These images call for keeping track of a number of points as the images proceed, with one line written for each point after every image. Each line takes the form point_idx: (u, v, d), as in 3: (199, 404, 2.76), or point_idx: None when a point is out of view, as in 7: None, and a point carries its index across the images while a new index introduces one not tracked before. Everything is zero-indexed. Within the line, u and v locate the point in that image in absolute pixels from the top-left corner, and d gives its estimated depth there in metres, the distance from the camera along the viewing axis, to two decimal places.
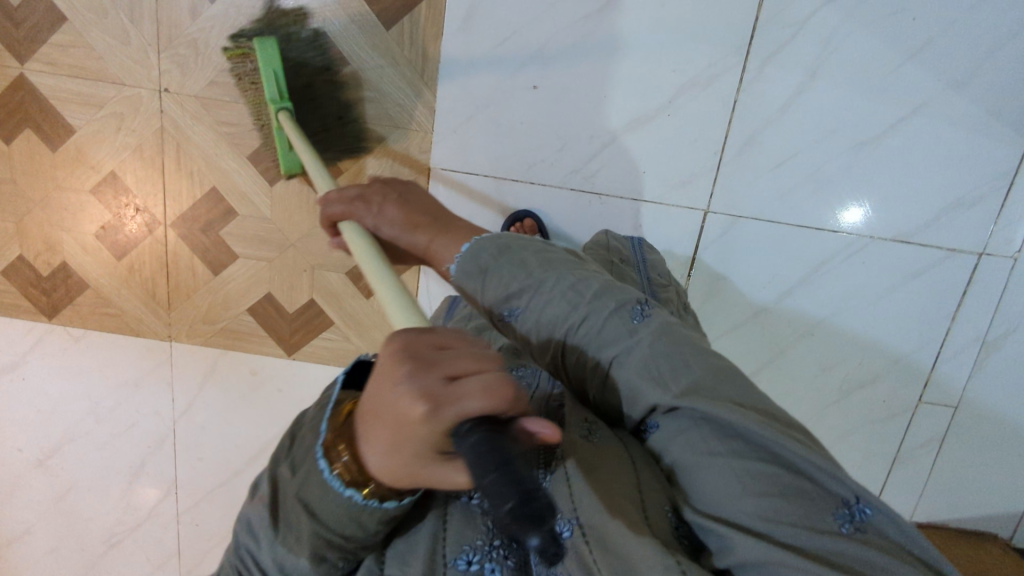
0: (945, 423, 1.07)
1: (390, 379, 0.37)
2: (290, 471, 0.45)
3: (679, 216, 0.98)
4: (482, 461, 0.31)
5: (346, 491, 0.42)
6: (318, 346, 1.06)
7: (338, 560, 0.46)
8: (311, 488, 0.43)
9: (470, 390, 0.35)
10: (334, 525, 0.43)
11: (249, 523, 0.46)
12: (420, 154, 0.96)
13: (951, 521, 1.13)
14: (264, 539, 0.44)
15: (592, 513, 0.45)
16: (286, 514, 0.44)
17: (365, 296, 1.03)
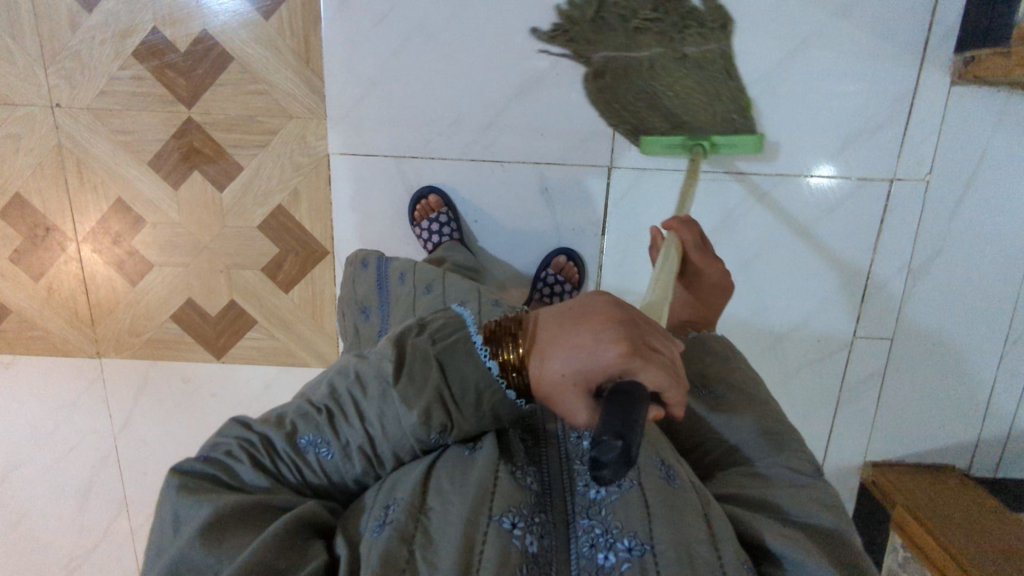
0: (884, 357, 1.06)
1: (605, 323, 0.44)
2: (426, 336, 0.49)
3: (585, 176, 0.97)
4: (626, 402, 0.37)
5: (488, 365, 0.48)
6: (246, 346, 1.06)
7: (431, 431, 0.48)
8: (456, 358, 0.48)
9: (657, 364, 0.42)
10: (457, 393, 0.48)
11: (359, 374, 0.49)
12: (317, 141, 0.95)
13: (906, 458, 1.11)
14: (380, 384, 0.48)
15: (671, 547, 0.42)
16: (409, 368, 0.48)
17: (284, 291, 1.03)
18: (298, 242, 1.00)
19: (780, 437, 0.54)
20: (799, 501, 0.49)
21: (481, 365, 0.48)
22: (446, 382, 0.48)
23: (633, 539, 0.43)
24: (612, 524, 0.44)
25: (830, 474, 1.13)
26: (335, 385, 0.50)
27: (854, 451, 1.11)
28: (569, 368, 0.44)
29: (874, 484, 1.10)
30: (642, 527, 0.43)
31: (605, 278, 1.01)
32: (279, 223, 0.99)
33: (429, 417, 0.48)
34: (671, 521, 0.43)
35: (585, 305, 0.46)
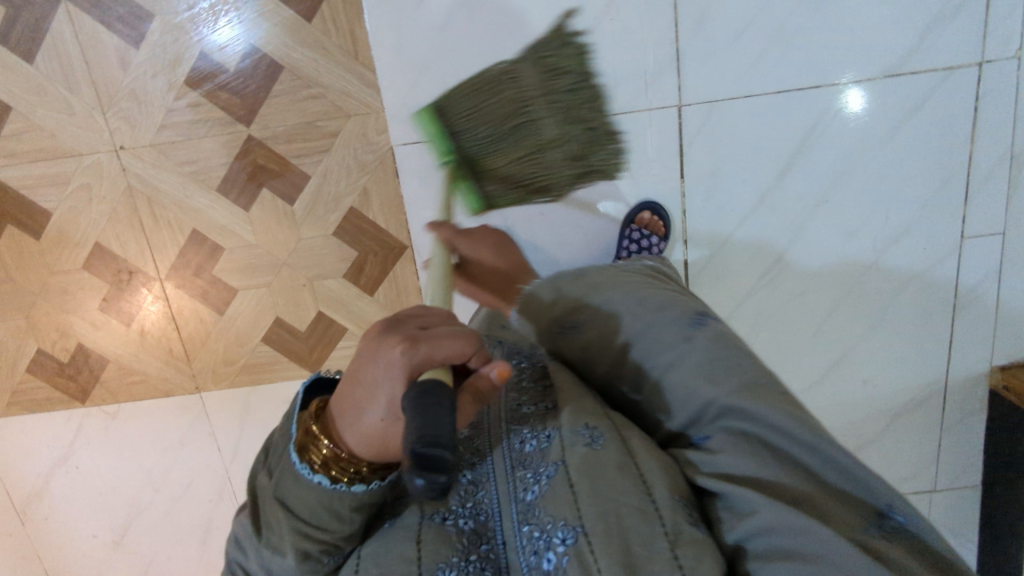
0: (998, 252, 1.00)
1: (379, 342, 0.44)
2: (265, 472, 0.47)
3: (654, 119, 0.93)
4: (423, 405, 0.37)
5: (315, 479, 0.44)
6: (339, 356, 1.05)
7: (320, 559, 0.46)
8: (286, 483, 0.45)
9: (437, 338, 0.44)
10: (308, 517, 0.45)
11: (235, 538, 0.48)
12: (377, 135, 0.94)
13: None
14: (249, 541, 0.46)
15: (598, 522, 0.44)
16: (264, 517, 0.46)
17: (369, 293, 1.02)
18: (375, 241, 0.99)
19: (654, 333, 0.60)
20: (723, 393, 0.52)
21: (312, 484, 0.44)
22: (291, 513, 0.45)
23: (565, 530, 0.45)
24: (546, 522, 0.46)
25: (957, 388, 1.07)
26: (229, 557, 0.49)
27: (980, 358, 1.06)
28: (382, 400, 0.42)
29: (1008, 390, 1.04)
30: (569, 512, 0.45)
31: (691, 220, 0.98)
32: (354, 226, 0.98)
33: (306, 551, 0.45)
34: (596, 495, 0.46)
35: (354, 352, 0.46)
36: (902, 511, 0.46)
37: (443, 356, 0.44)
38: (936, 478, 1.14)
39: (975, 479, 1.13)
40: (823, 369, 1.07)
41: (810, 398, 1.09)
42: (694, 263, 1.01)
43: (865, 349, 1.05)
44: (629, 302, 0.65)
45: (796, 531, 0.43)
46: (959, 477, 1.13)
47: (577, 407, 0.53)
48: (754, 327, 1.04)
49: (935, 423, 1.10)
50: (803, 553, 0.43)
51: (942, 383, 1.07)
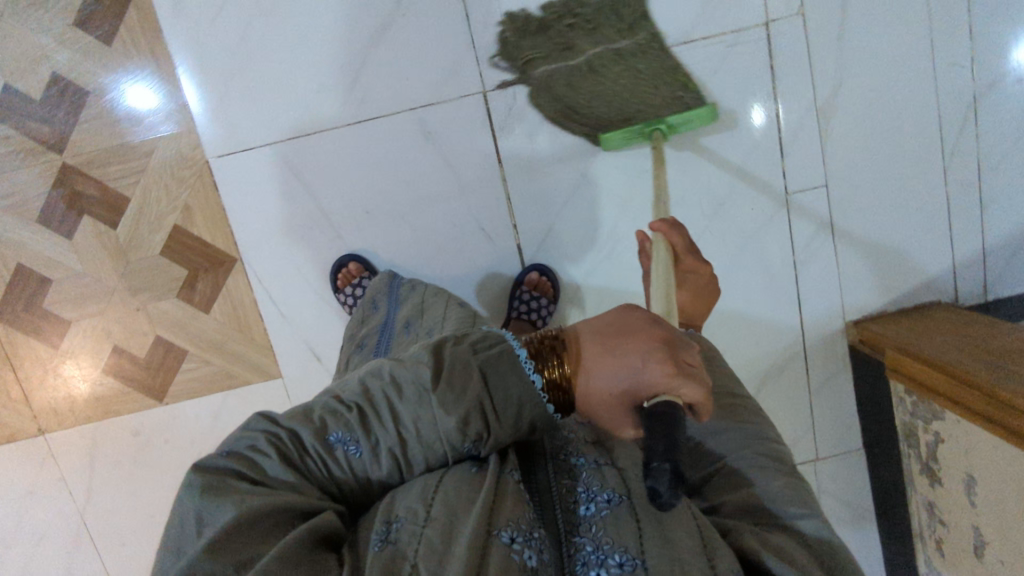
0: (825, 205, 1.01)
1: (643, 325, 0.52)
2: (465, 346, 0.53)
3: (461, 108, 0.95)
4: (666, 417, 0.46)
5: (533, 378, 0.52)
6: (184, 379, 1.03)
7: (465, 439, 0.51)
8: (500, 369, 0.52)
9: (698, 380, 0.49)
10: (500, 402, 0.52)
11: (395, 377, 0.52)
12: (192, 150, 0.95)
13: (883, 307, 1.05)
14: (419, 387, 0.51)
15: (662, 559, 0.45)
16: (451, 375, 0.51)
17: (204, 311, 1.01)
18: (202, 256, 0.99)
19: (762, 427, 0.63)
20: (775, 483, 0.56)
21: (528, 378, 0.52)
22: (487, 392, 0.51)
23: (624, 555, 0.45)
24: (603, 542, 0.47)
25: (816, 348, 1.07)
26: (366, 388, 0.53)
27: (831, 315, 1.05)
28: (625, 373, 0.50)
29: (863, 343, 1.04)
30: (631, 542, 0.46)
31: (516, 206, 0.99)
32: (179, 244, 0.98)
33: (467, 422, 0.51)
34: (662, 535, 0.47)
35: (625, 320, 0.53)
36: None
37: (688, 398, 0.49)
38: (816, 445, 1.11)
39: (855, 443, 1.11)
40: None
41: None
42: (531, 246, 1.01)
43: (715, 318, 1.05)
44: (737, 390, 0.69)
45: None
46: (839, 442, 1.11)
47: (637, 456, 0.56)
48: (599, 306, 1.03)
49: (802, 388, 1.08)
50: None
51: (799, 344, 1.06)
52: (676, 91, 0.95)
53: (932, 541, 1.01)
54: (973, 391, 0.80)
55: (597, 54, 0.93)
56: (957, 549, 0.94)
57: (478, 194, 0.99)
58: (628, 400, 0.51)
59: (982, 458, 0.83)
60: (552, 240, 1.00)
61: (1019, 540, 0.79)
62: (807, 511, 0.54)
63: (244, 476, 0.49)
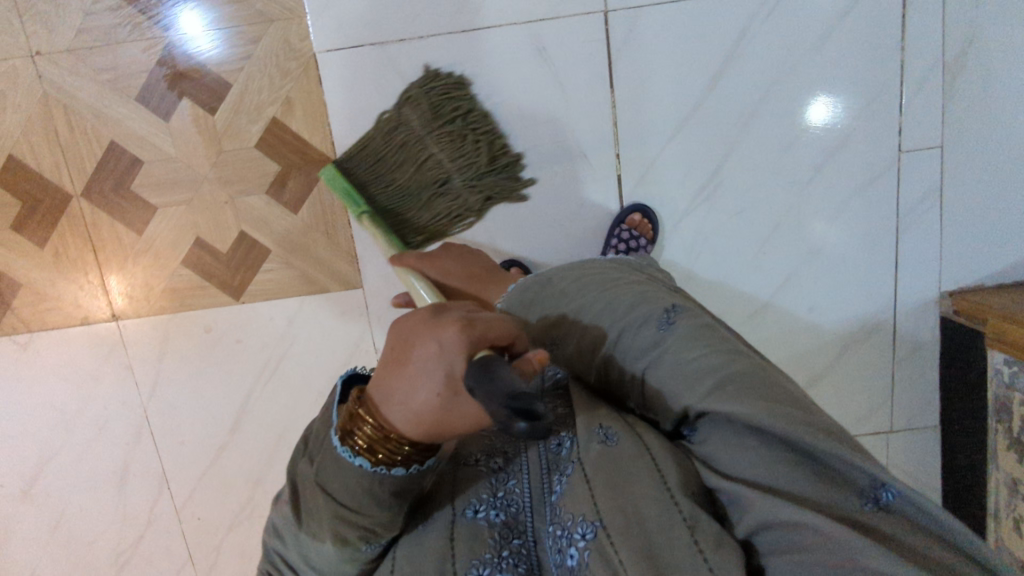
0: (937, 168, 0.98)
1: (427, 323, 0.45)
2: (308, 461, 0.49)
3: (578, 25, 0.93)
4: (485, 363, 0.40)
5: (357, 462, 0.45)
6: (262, 279, 1.02)
7: (359, 546, 0.48)
8: (327, 468, 0.46)
9: (485, 322, 0.45)
10: (348, 500, 0.46)
11: (274, 527, 0.50)
12: (300, 41, 0.93)
13: (984, 282, 1.02)
14: (289, 530, 0.48)
15: (617, 517, 0.46)
16: (305, 505, 0.48)
17: (292, 211, 0.99)
18: (298, 153, 0.97)
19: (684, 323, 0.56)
20: (719, 399, 0.49)
21: (354, 465, 0.45)
22: (334, 496, 0.46)
23: (585, 525, 0.47)
24: (568, 519, 0.48)
25: (906, 316, 1.04)
26: (266, 553, 0.52)
27: (927, 283, 1.02)
28: (433, 382, 0.43)
29: (958, 315, 1.00)
30: (587, 507, 0.48)
31: (621, 135, 0.96)
32: (276, 138, 0.96)
33: (344, 538, 0.47)
34: (612, 489, 0.48)
35: (413, 326, 0.45)
36: (893, 486, 0.45)
37: (494, 340, 0.45)
38: (892, 418, 1.08)
39: (932, 420, 1.09)
40: (768, 295, 1.03)
41: (755, 329, 1.04)
42: (631, 180, 0.98)
43: (807, 274, 1.02)
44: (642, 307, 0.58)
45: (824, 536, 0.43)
46: (915, 417, 1.09)
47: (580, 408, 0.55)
48: (691, 248, 1.01)
49: (886, 357, 1.06)
50: (823, 550, 0.43)
51: (890, 309, 1.04)
52: (476, 179, 0.91)
53: (1009, 523, 0.98)
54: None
55: (418, 141, 0.90)
56: None
57: (584, 119, 0.96)
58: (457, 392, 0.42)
59: None
60: (652, 175, 0.98)
61: None
62: (750, 409, 0.47)
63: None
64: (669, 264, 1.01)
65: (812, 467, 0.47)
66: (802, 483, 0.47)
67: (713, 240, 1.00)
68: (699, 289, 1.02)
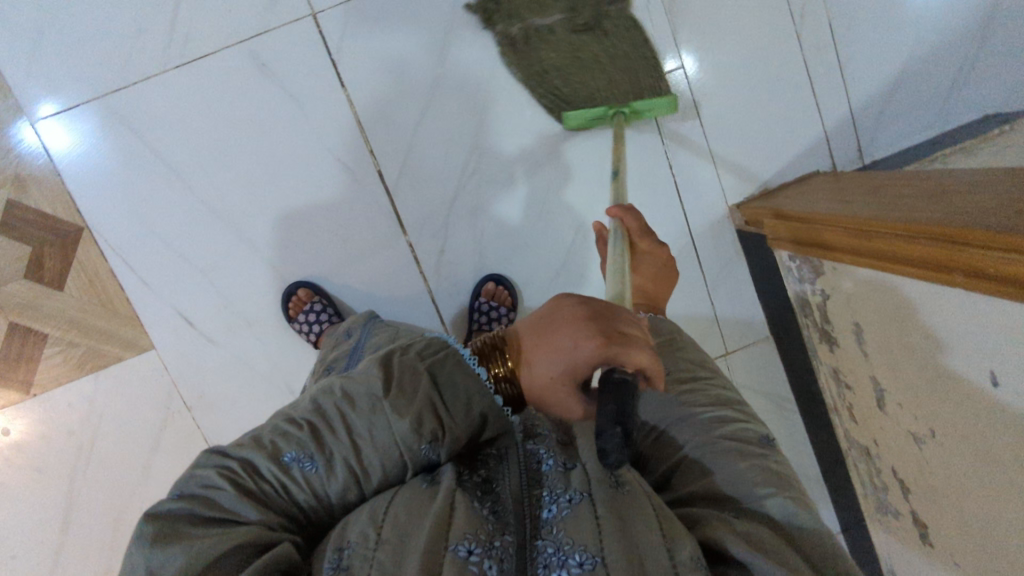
0: (685, 87, 1.01)
1: (582, 329, 0.53)
2: (412, 355, 0.57)
3: (293, 35, 0.93)
4: (620, 379, 0.48)
5: (478, 373, 0.57)
6: (48, 365, 0.97)
7: (423, 441, 0.53)
8: (441, 368, 0.56)
9: (635, 344, 0.52)
10: (447, 400, 0.55)
11: (345, 389, 0.54)
12: (14, 115, 0.91)
13: (763, 186, 1.04)
14: (371, 398, 0.53)
15: (621, 557, 0.45)
16: (399, 381, 0.54)
17: (57, 289, 0.95)
18: (47, 229, 0.93)
19: (731, 414, 0.63)
20: (739, 473, 0.56)
21: (474, 376, 0.57)
22: (435, 393, 0.55)
23: (583, 553, 0.46)
24: (564, 542, 0.47)
25: (703, 237, 1.05)
26: (319, 405, 0.54)
27: (712, 201, 1.04)
28: (559, 362, 0.54)
29: (748, 224, 1.02)
30: (590, 539, 0.47)
31: (370, 131, 0.96)
32: (17, 219, 0.92)
33: (421, 424, 0.52)
34: (621, 530, 0.47)
35: (572, 328, 0.54)
36: None
37: (632, 360, 0.51)
38: (724, 339, 1.09)
39: (763, 332, 1.09)
40: (565, 251, 1.03)
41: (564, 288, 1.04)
42: (395, 174, 0.98)
43: (597, 220, 1.02)
44: (719, 391, 0.66)
45: None
46: (745, 333, 1.09)
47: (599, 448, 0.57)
48: (476, 224, 1.00)
49: (697, 281, 1.07)
50: None
51: (686, 235, 1.05)
52: None
53: (846, 410, 0.99)
54: (841, 231, 0.78)
55: None
56: (864, 407, 0.92)
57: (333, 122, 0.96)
58: (572, 386, 0.55)
59: (862, 298, 0.82)
60: (414, 163, 0.98)
61: (908, 373, 0.78)
62: (758, 490, 0.54)
63: (201, 522, 0.48)
64: (460, 245, 1.01)
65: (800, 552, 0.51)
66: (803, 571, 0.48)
67: (494, 211, 1.00)
68: (496, 262, 1.02)
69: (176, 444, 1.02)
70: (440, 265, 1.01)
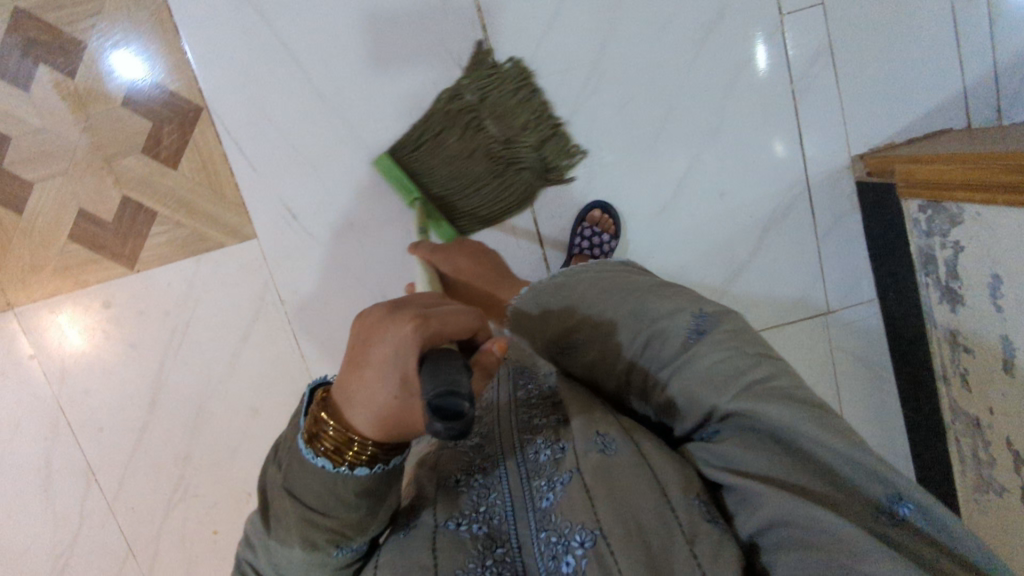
0: (822, 24, 0.96)
1: (394, 318, 0.49)
2: (277, 470, 0.53)
3: None
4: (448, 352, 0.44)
5: (318, 462, 0.50)
6: (153, 244, 0.99)
7: (332, 548, 0.51)
8: (295, 472, 0.51)
9: (438, 318, 0.49)
10: (315, 503, 0.51)
11: (245, 542, 0.54)
12: None
13: (892, 138, 0.99)
14: (258, 538, 0.52)
15: (618, 526, 0.49)
16: (271, 510, 0.52)
17: (172, 167, 0.96)
18: (168, 106, 0.95)
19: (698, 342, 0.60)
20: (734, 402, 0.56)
21: (317, 467, 0.50)
22: (301, 502, 0.51)
23: (583, 533, 0.50)
24: (563, 528, 0.51)
25: (821, 187, 1.00)
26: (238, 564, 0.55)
27: (836, 148, 0.99)
28: (391, 375, 0.47)
29: (871, 175, 0.97)
30: (587, 517, 0.50)
31: (493, 39, 0.95)
32: (143, 93, 0.94)
33: (313, 541, 0.50)
34: (615, 502, 0.51)
35: (366, 333, 0.50)
36: (910, 501, 0.50)
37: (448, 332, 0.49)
38: (827, 297, 1.05)
39: (870, 293, 1.05)
40: (674, 187, 1.00)
41: (667, 225, 1.01)
42: (511, 87, 0.96)
43: (710, 156, 0.99)
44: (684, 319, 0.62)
45: (812, 535, 0.48)
46: (850, 293, 1.05)
47: (584, 419, 0.58)
48: (587, 148, 0.98)
49: (808, 233, 1.02)
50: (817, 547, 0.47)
51: (803, 182, 1.00)
52: None
53: (957, 379, 0.94)
54: (993, 164, 0.72)
55: None
56: (982, 374, 0.88)
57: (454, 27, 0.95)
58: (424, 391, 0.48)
59: (1004, 248, 0.76)
60: (531, 78, 0.96)
61: None
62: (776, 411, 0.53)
63: None
64: (568, 169, 0.99)
65: (811, 472, 0.52)
66: (810, 488, 0.51)
67: (606, 136, 0.98)
68: (602, 189, 1.00)
69: (265, 338, 1.03)
70: (546, 187, 0.99)
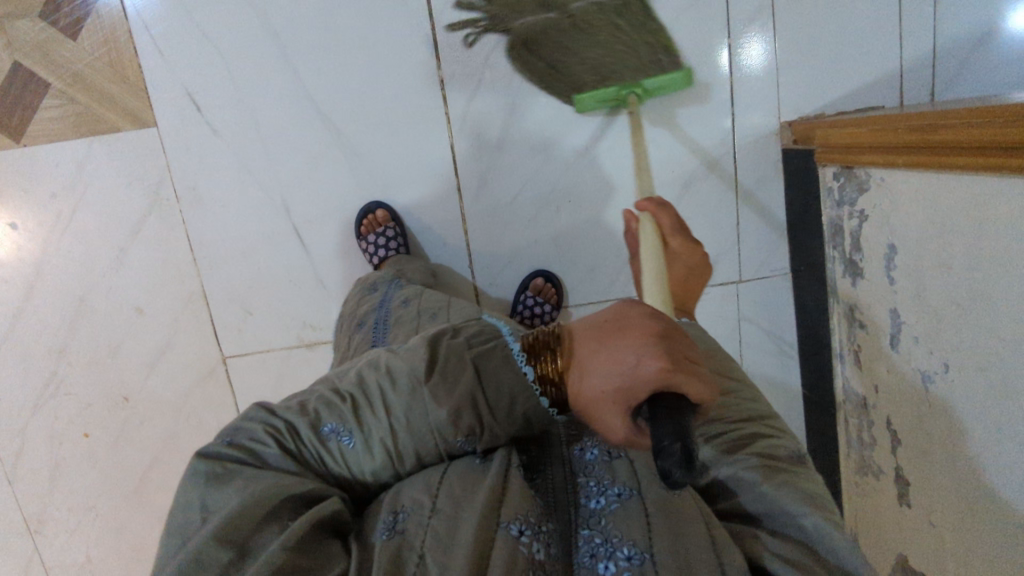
0: None
1: (649, 341, 0.42)
2: (460, 340, 0.52)
3: None
4: (667, 408, 0.40)
5: (524, 370, 0.49)
6: (44, 119, 0.93)
7: (459, 433, 0.48)
8: (490, 360, 0.50)
9: (700, 378, 0.41)
10: (491, 394, 0.49)
11: (390, 367, 0.50)
12: None
13: (822, 109, 0.98)
14: (412, 377, 0.49)
15: (671, 557, 0.40)
16: (444, 364, 0.49)
17: (72, 39, 0.91)
18: None
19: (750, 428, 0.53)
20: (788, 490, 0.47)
21: (518, 371, 0.49)
22: (480, 384, 0.49)
23: (632, 548, 0.41)
24: (612, 534, 0.42)
25: (745, 150, 0.99)
26: (362, 377, 0.51)
27: (766, 113, 0.98)
28: (612, 387, 0.43)
29: (796, 143, 0.96)
30: (641, 535, 0.42)
31: None
32: None
33: (459, 413, 0.48)
34: (672, 532, 0.41)
35: (623, 316, 0.45)
36: None
37: (695, 396, 0.41)
38: (741, 264, 1.03)
39: (783, 266, 1.04)
40: (599, 132, 0.98)
41: (589, 168, 0.99)
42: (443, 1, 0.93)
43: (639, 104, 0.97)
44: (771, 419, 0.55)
45: None
46: (764, 264, 1.03)
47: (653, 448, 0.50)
48: (513, 79, 0.95)
49: (729, 196, 1.01)
50: None
51: (728, 143, 0.99)
52: None
53: (851, 356, 0.93)
54: (904, 123, 0.70)
55: None
56: (871, 351, 0.87)
57: None
58: (622, 410, 0.43)
59: (900, 217, 0.76)
60: None
61: (935, 294, 0.72)
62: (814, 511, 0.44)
63: (230, 466, 0.46)
64: (492, 98, 0.96)
65: None
66: None
67: (536, 67, 0.95)
68: (525, 125, 0.97)
69: (157, 236, 0.98)
70: (467, 115, 0.96)
